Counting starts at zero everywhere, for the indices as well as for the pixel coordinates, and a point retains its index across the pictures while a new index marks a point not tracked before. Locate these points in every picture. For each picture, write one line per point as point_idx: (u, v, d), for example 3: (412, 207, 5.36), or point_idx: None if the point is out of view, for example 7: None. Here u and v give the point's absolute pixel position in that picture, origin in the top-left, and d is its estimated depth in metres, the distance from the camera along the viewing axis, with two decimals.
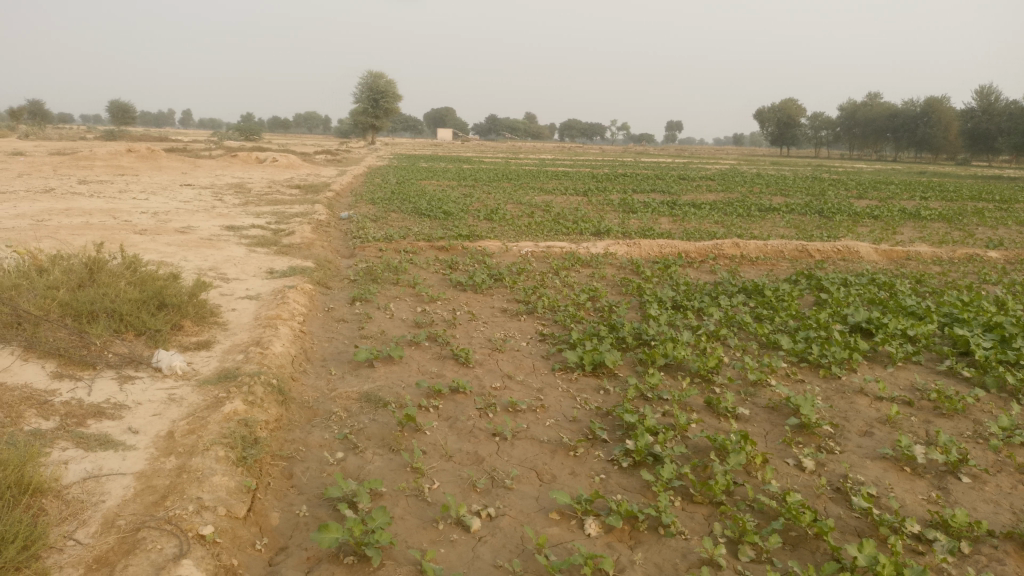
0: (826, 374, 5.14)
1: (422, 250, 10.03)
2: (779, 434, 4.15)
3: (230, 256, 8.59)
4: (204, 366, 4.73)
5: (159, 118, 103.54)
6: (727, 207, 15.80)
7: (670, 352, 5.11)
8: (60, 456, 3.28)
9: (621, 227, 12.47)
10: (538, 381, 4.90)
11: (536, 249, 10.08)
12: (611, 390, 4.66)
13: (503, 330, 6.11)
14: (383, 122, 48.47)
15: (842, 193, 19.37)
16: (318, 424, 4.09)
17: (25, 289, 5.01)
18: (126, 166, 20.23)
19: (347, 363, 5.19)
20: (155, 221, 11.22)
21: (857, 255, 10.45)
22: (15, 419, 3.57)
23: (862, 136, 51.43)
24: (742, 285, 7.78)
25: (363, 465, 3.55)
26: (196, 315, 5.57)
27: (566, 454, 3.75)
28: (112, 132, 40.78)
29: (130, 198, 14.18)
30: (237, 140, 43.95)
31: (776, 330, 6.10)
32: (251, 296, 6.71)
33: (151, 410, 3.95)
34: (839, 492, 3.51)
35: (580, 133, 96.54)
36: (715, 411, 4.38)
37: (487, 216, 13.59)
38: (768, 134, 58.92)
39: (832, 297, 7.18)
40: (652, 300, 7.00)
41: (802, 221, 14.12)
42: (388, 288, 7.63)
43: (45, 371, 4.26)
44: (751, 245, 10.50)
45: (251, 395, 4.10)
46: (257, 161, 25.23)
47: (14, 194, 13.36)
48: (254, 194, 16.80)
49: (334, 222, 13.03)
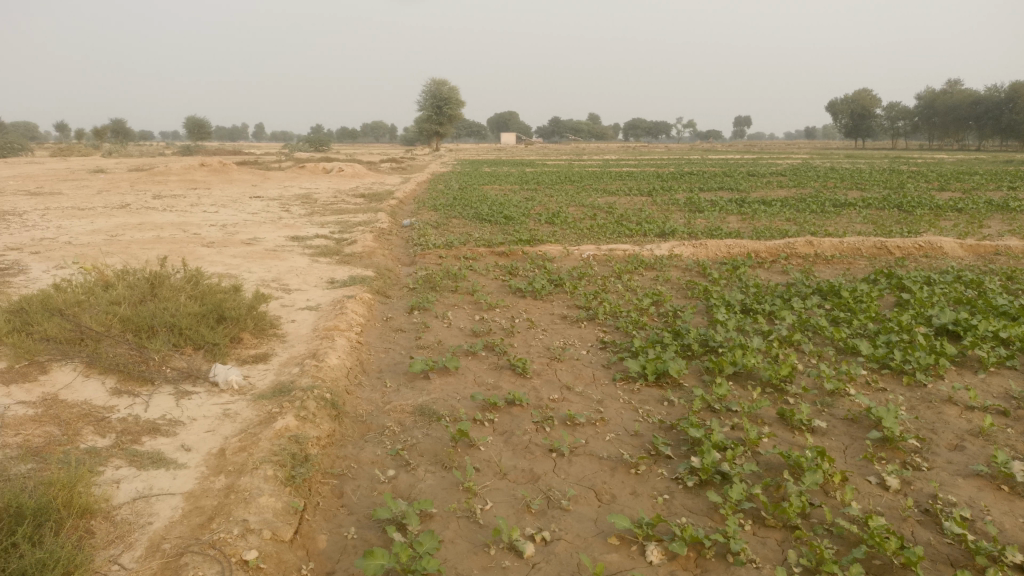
0: (909, 382, 4.79)
1: (482, 255, 9.94)
2: (859, 449, 3.85)
3: (293, 266, 8.67)
4: (260, 379, 4.70)
5: (233, 133, 107.18)
6: (800, 203, 15.23)
7: (740, 360, 4.84)
8: (112, 475, 3.27)
9: (686, 227, 12.13)
10: (599, 392, 4.70)
11: (598, 252, 9.86)
12: (676, 401, 4.43)
13: (563, 338, 5.94)
14: (447, 128, 48.96)
15: (922, 185, 18.46)
16: (371, 439, 3.99)
17: (90, 305, 5.10)
18: (200, 180, 20.87)
19: (403, 374, 5.10)
20: (223, 233, 11.45)
21: (941, 251, 9.87)
22: (72, 437, 3.59)
23: (943, 126, 49.18)
24: (816, 286, 7.40)
25: (415, 484, 3.43)
26: (256, 327, 5.57)
27: (627, 472, 3.56)
28: (189, 148, 42.23)
29: (201, 212, 14.54)
30: (306, 151, 45.07)
31: (854, 334, 5.74)
32: (311, 307, 6.71)
33: (205, 426, 3.92)
34: (928, 515, 3.21)
35: (645, 133, 95.37)
36: (789, 424, 4.11)
37: (549, 219, 13.42)
38: (841, 126, 56.97)
39: (914, 298, 6.75)
40: (720, 304, 6.71)
41: (879, 216, 13.49)
42: (447, 295, 7.55)
43: (105, 388, 4.30)
44: (826, 243, 10.04)
45: (304, 410, 4.03)
46: (324, 171, 25.70)
47: (93, 210, 13.86)
48: (320, 204, 17.08)
49: (396, 230, 13.09)
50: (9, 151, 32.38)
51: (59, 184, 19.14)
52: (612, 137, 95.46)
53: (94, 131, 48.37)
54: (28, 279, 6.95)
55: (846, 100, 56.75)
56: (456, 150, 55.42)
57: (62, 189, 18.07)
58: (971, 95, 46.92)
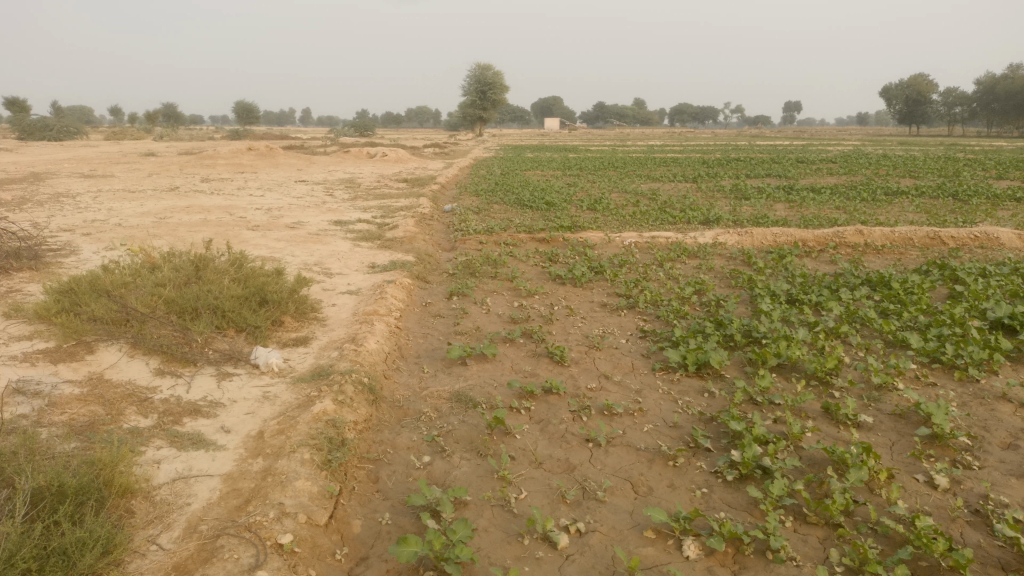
0: (961, 377, 4.63)
1: (523, 241, 9.89)
2: (907, 445, 3.72)
3: (335, 251, 8.73)
4: (300, 363, 4.74)
5: (280, 118, 108.68)
6: (850, 191, 14.83)
7: (784, 352, 4.73)
8: (154, 455, 3.33)
9: (731, 215, 11.91)
10: (638, 382, 4.64)
11: (640, 239, 9.74)
12: (717, 393, 4.34)
13: (602, 326, 5.88)
14: (490, 113, 48.95)
15: (979, 174, 17.83)
16: (408, 424, 3.99)
17: (136, 287, 5.20)
18: (246, 164, 21.17)
19: (441, 360, 5.10)
20: (268, 217, 11.59)
21: (998, 241, 9.51)
22: (116, 417, 3.67)
23: (1002, 111, 47.42)
24: (865, 277, 7.19)
25: (450, 470, 3.42)
26: (297, 310, 5.62)
27: (665, 464, 3.50)
28: (238, 133, 42.85)
29: (247, 195, 14.75)
30: (351, 136, 45.47)
31: (904, 327, 5.57)
32: (352, 291, 6.76)
33: (245, 408, 3.97)
34: (978, 516, 3.08)
35: (691, 118, 93.97)
36: (834, 418, 4.00)
37: (591, 206, 13.31)
38: (895, 112, 55.35)
39: (969, 290, 6.52)
40: (765, 294, 6.57)
41: (933, 205, 13.07)
42: (487, 281, 7.53)
43: (149, 368, 4.38)
44: (876, 232, 9.76)
45: (342, 394, 4.05)
46: (367, 156, 25.87)
47: (143, 193, 14.16)
48: (363, 188, 17.18)
49: (438, 215, 13.12)
50: (65, 135, 33.23)
51: (112, 167, 19.60)
52: (657, 122, 94.31)
53: (146, 115, 49.43)
54: (78, 260, 7.12)
55: (900, 84, 55.08)
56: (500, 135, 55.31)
57: (115, 172, 18.50)
58: None
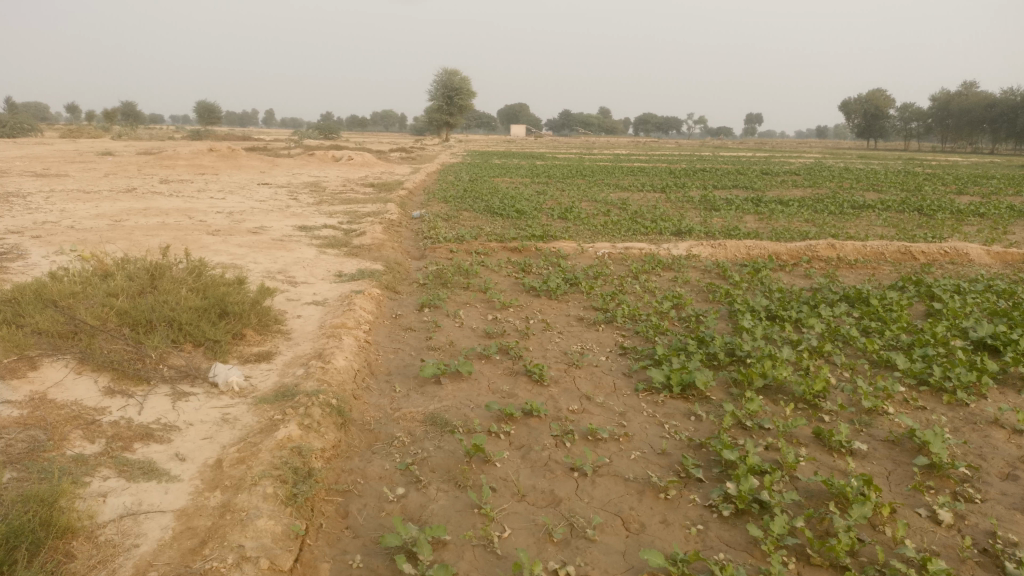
0: (950, 401, 4.50)
1: (494, 250, 9.66)
2: (904, 475, 3.57)
3: (300, 258, 8.40)
4: (262, 381, 4.43)
5: (242, 119, 107.28)
6: (817, 204, 14.89)
7: (770, 373, 4.56)
8: (99, 488, 3.03)
9: (703, 226, 11.82)
10: (621, 404, 4.42)
11: (613, 250, 9.57)
12: (704, 417, 4.15)
13: (580, 342, 5.66)
14: (458, 119, 48.81)
15: (941, 188, 18.06)
16: (379, 450, 3.72)
17: (86, 296, 4.84)
18: (207, 165, 20.61)
19: (413, 378, 4.82)
20: (229, 221, 11.19)
21: (967, 257, 9.54)
22: (59, 443, 3.35)
23: (957, 128, 48.64)
24: (843, 293, 7.08)
25: (426, 504, 3.17)
26: (259, 323, 5.31)
27: (655, 497, 3.29)
28: (200, 132, 41.88)
29: (207, 198, 14.29)
30: (316, 138, 44.96)
31: (887, 346, 5.45)
32: (318, 302, 6.44)
33: (202, 432, 3.66)
34: (987, 556, 2.93)
35: (656, 128, 95.00)
36: (827, 445, 3.83)
37: (562, 214, 13.14)
38: (854, 127, 56.50)
39: (947, 308, 6.44)
40: (745, 309, 6.41)
41: (900, 219, 13.15)
42: (459, 292, 7.27)
43: (97, 387, 4.05)
44: (848, 246, 9.72)
45: (308, 418, 3.75)
46: (333, 159, 25.41)
47: (100, 194, 13.64)
48: (329, 192, 16.80)
49: (406, 221, 12.84)
50: (19, 132, 32.17)
51: (66, 166, 18.95)
52: (622, 131, 95.06)
53: (105, 114, 48.37)
54: (26, 265, 6.71)
55: (860, 99, 56.12)
56: (466, 141, 55.11)
57: (69, 171, 17.85)
58: (987, 98, 46.33)
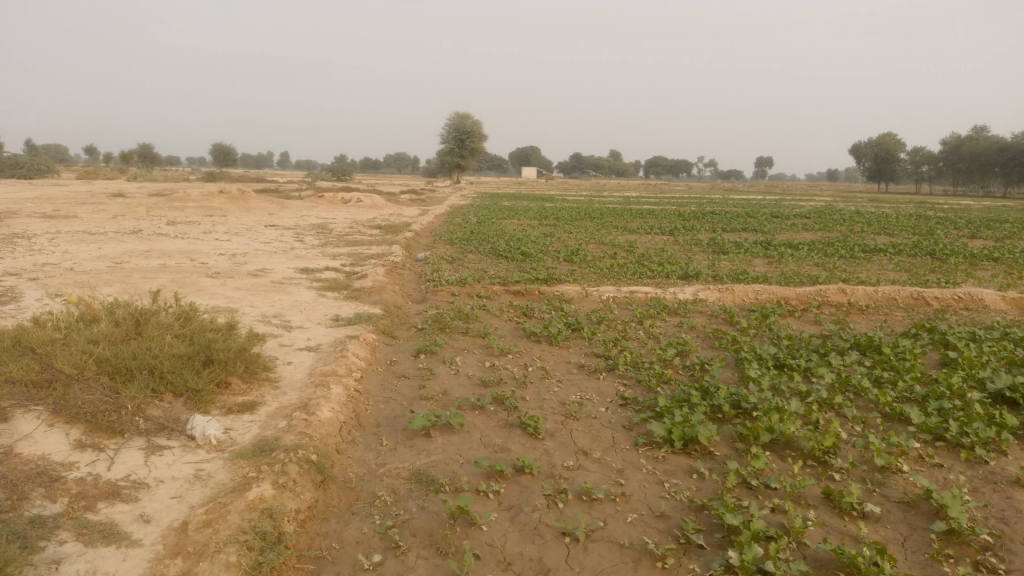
0: (968, 458, 4.24)
1: (497, 294, 9.50)
2: (921, 542, 3.33)
3: (298, 302, 8.26)
4: (243, 434, 4.24)
5: (256, 160, 108.81)
6: (827, 247, 14.69)
7: (777, 427, 4.32)
8: (53, 554, 2.82)
9: (711, 269, 11.63)
10: (620, 461, 4.19)
11: (618, 294, 9.39)
12: (707, 476, 3.92)
13: (579, 391, 5.45)
14: (469, 161, 49.28)
15: (954, 232, 17.80)
16: (359, 511, 3.50)
17: (66, 343, 4.68)
18: (217, 207, 20.67)
19: (402, 430, 4.62)
20: (231, 263, 11.09)
21: (982, 303, 9.28)
22: (18, 502, 3.16)
23: (968, 172, 48.49)
24: (854, 340, 6.83)
25: (403, 574, 2.95)
26: (246, 371, 5.13)
27: (652, 566, 3.05)
28: (212, 174, 42.30)
29: (212, 240, 14.24)
30: (327, 180, 45.39)
31: (901, 398, 5.20)
32: (311, 348, 6.27)
33: (172, 490, 3.46)
34: None
35: (665, 169, 95.52)
36: (837, 507, 3.59)
37: (568, 257, 13.00)
38: (864, 170, 56.58)
39: (963, 357, 6.17)
40: (751, 358, 6.17)
41: (912, 263, 12.92)
42: (457, 338, 7.09)
43: (68, 440, 3.86)
44: (859, 291, 9.49)
45: (284, 477, 3.55)
46: (343, 201, 25.46)
47: (105, 235, 13.61)
48: (335, 234, 16.76)
49: (410, 264, 12.73)
50: (36, 173, 32.54)
51: (76, 208, 19.00)
52: (631, 173, 95.65)
53: (122, 157, 49.08)
54: (17, 309, 6.58)
55: (870, 143, 56.21)
56: (475, 183, 55.44)
57: (78, 213, 17.91)
58: (998, 142, 46.22)
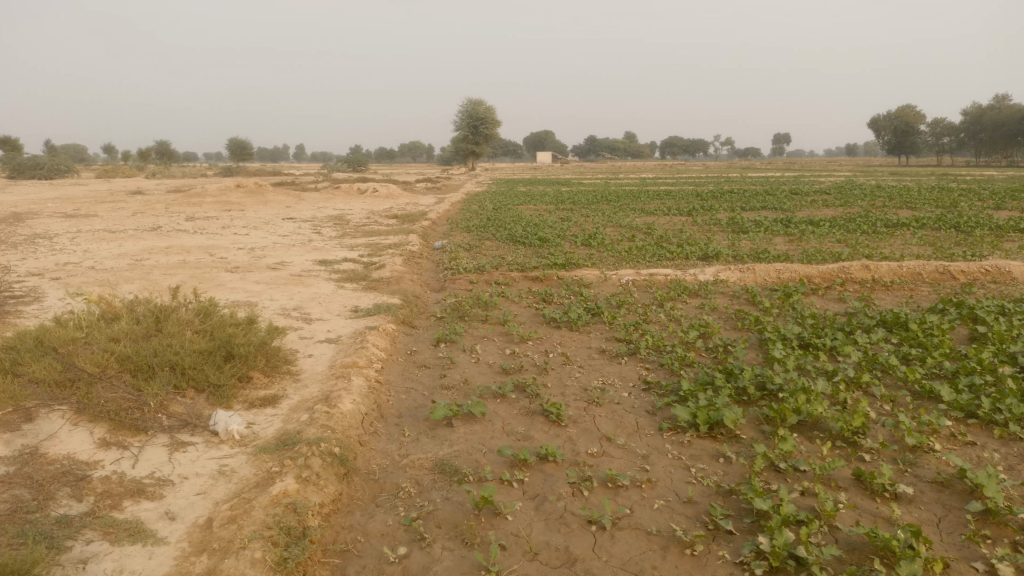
0: (1002, 435, 4.15)
1: (515, 280, 9.45)
2: (956, 523, 3.25)
3: (317, 294, 8.26)
4: (266, 428, 4.23)
5: (272, 154, 109.25)
6: (849, 223, 14.48)
7: (804, 408, 4.25)
8: (80, 553, 2.83)
9: (731, 249, 11.49)
10: (644, 446, 4.14)
11: (638, 277, 9.30)
12: (734, 459, 3.86)
13: (601, 377, 5.39)
14: (484, 147, 49.10)
15: (978, 204, 17.48)
16: (383, 503, 3.49)
17: (87, 342, 4.69)
18: (234, 202, 20.76)
19: (424, 420, 4.59)
20: (250, 257, 11.12)
21: (1010, 276, 9.09)
22: (44, 502, 3.17)
23: (991, 142, 47.60)
24: (880, 317, 6.71)
25: (429, 566, 2.92)
26: (267, 364, 5.13)
27: (680, 553, 3.00)
28: (229, 169, 42.50)
29: (231, 234, 14.29)
30: (344, 172, 45.47)
31: (930, 375, 5.10)
32: (331, 340, 6.27)
33: (196, 487, 3.46)
34: None
35: (681, 150, 94.79)
36: (869, 488, 3.52)
37: (586, 241, 12.90)
38: (884, 144, 55.77)
39: (992, 331, 6.04)
40: (775, 338, 6.08)
41: (937, 237, 12.70)
42: (477, 325, 7.05)
43: (93, 438, 3.88)
44: (884, 267, 9.34)
45: (307, 471, 3.54)
46: (359, 191, 25.47)
47: (125, 233, 13.69)
48: (352, 225, 16.76)
49: (428, 252, 12.70)
50: (56, 173, 32.83)
51: (96, 206, 19.15)
52: (647, 154, 95.03)
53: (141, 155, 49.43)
54: (39, 309, 6.63)
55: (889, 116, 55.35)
56: (490, 170, 55.29)
57: (99, 211, 18.06)
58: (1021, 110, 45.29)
